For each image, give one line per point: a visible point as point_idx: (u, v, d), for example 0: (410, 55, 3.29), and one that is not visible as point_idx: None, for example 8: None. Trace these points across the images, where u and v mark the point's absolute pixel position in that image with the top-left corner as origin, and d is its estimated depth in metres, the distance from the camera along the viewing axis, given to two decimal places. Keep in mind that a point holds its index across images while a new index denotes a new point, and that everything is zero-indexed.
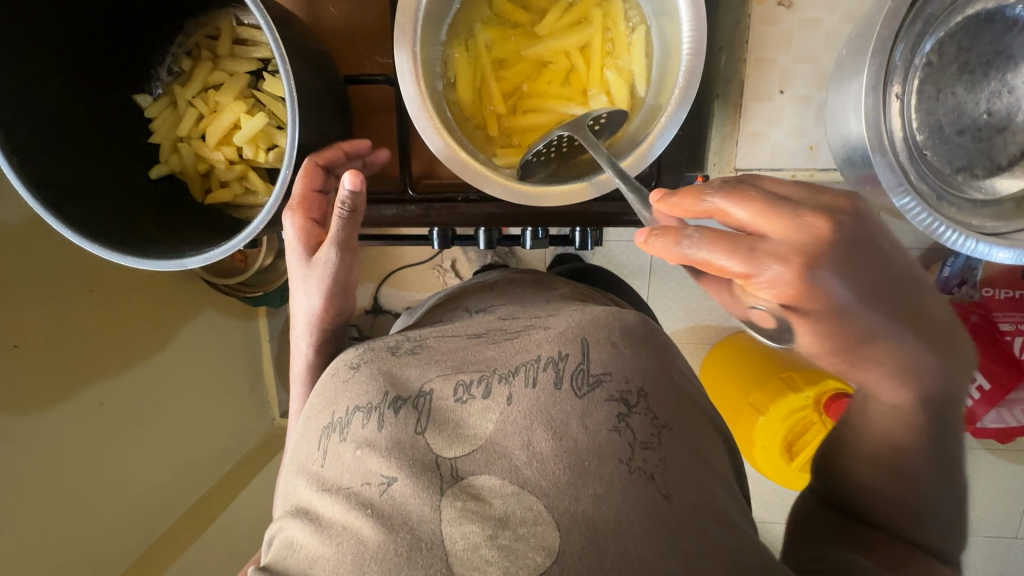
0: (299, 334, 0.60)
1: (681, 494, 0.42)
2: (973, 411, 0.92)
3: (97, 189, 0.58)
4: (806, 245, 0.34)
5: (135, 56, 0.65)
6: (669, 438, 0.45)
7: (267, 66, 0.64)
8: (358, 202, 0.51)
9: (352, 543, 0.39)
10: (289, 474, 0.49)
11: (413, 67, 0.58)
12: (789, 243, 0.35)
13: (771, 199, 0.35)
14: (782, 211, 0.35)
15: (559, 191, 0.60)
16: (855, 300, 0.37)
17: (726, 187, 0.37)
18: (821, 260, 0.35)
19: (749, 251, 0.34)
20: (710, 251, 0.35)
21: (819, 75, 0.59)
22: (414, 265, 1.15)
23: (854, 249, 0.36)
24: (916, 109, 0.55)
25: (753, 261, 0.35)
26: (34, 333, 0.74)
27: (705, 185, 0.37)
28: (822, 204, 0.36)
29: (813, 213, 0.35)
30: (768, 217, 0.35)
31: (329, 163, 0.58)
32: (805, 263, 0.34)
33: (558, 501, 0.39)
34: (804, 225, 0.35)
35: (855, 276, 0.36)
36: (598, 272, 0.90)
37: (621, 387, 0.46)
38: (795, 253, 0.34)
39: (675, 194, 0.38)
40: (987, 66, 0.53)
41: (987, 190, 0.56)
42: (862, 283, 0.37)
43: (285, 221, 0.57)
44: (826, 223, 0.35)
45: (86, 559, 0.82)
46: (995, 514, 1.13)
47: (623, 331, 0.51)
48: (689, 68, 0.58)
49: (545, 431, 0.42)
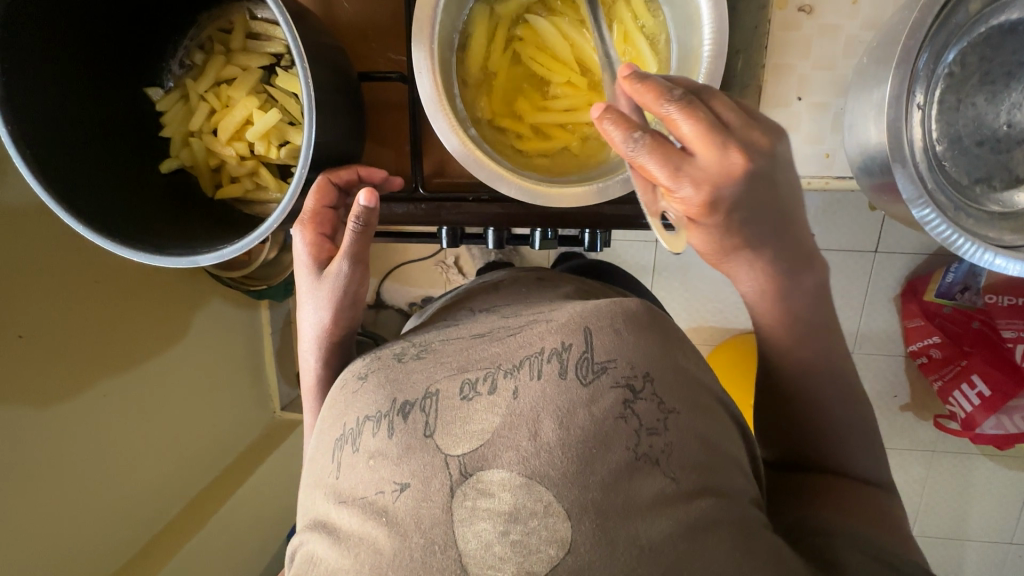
0: (308, 349, 0.60)
1: (688, 477, 0.42)
2: (972, 418, 0.93)
3: (110, 185, 0.58)
4: (723, 176, 0.39)
5: (146, 48, 0.64)
6: (675, 424, 0.44)
7: (280, 61, 0.63)
8: (371, 218, 0.53)
9: (368, 553, 0.40)
10: (306, 489, 0.49)
11: (430, 65, 0.58)
12: (706, 168, 0.39)
13: (711, 124, 0.38)
14: (718, 140, 0.38)
15: (572, 193, 0.60)
16: (738, 225, 0.42)
17: (683, 98, 0.39)
18: (727, 189, 0.39)
19: (675, 166, 0.38)
20: (643, 155, 0.38)
21: (837, 82, 0.59)
22: (417, 261, 1.15)
23: (755, 186, 0.40)
24: (936, 119, 0.55)
25: (676, 176, 0.38)
26: (40, 324, 0.74)
27: (667, 88, 0.39)
28: (750, 142, 0.40)
29: (739, 148, 0.39)
30: (702, 140, 0.38)
31: (345, 184, 0.59)
32: (716, 190, 0.39)
33: (566, 490, 0.39)
34: (726, 158, 0.38)
35: (749, 206, 0.41)
36: (604, 268, 0.90)
37: (626, 373, 0.45)
38: (706, 180, 0.38)
39: (642, 83, 0.39)
40: (1008, 76, 0.53)
41: (1005, 203, 0.55)
42: (758, 215, 0.43)
43: (296, 237, 0.58)
44: (747, 160, 0.39)
45: (88, 550, 0.82)
46: (991, 520, 1.14)
47: (627, 318, 0.49)
48: (709, 72, 0.57)
49: (552, 420, 0.42)
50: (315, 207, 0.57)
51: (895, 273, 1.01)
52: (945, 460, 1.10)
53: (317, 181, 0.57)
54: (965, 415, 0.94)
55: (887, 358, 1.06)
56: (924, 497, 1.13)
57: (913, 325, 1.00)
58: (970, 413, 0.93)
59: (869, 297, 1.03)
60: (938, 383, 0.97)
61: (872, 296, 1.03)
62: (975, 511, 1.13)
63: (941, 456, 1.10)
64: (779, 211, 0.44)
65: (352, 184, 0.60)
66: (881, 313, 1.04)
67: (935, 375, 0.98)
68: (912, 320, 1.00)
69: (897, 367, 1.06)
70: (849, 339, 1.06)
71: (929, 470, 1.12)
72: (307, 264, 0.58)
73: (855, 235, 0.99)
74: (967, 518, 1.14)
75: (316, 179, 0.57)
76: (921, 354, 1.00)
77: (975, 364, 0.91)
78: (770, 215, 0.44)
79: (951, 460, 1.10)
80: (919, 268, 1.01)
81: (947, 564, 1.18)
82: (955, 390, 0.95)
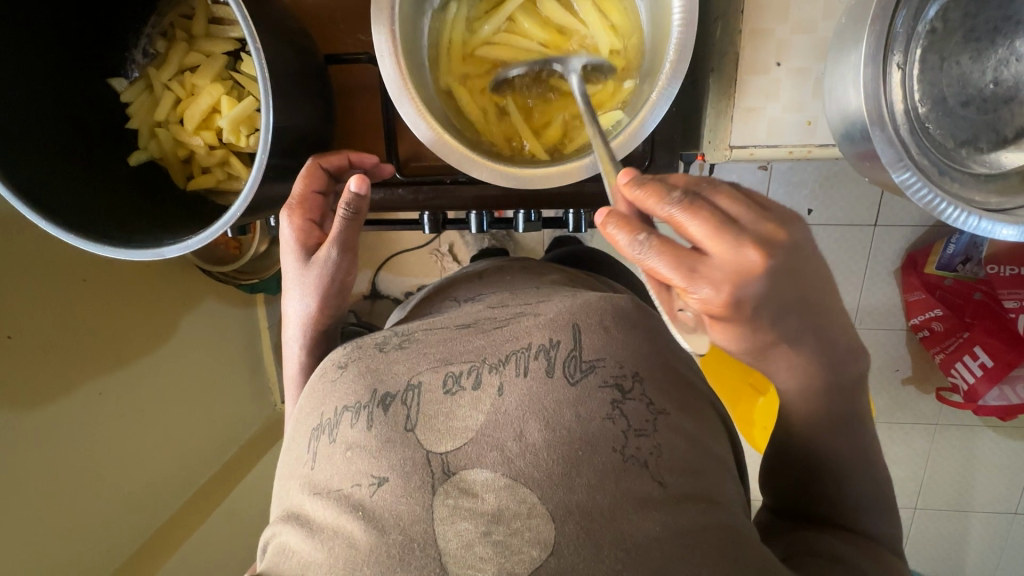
0: (290, 340, 0.59)
1: (675, 480, 0.41)
2: (975, 389, 0.92)
3: (77, 181, 0.57)
4: (743, 274, 0.34)
5: (106, 39, 0.63)
6: (664, 425, 0.43)
7: (245, 46, 0.62)
8: (362, 205, 0.52)
9: (343, 547, 0.39)
10: (282, 481, 0.48)
11: (391, 45, 0.56)
12: (723, 267, 0.34)
13: (721, 219, 0.34)
14: (729, 235, 0.34)
15: (547, 172, 0.58)
16: (765, 322, 0.37)
17: (685, 198, 0.35)
18: (752, 290, 0.34)
19: (688, 267, 0.34)
20: (656, 258, 0.34)
21: (818, 46, 0.57)
22: (410, 250, 1.13)
23: (797, 266, 0.37)
24: (919, 80, 0.53)
25: (691, 277, 0.34)
26: (29, 325, 0.73)
27: (667, 190, 0.35)
28: (767, 232, 0.35)
29: (756, 243, 0.34)
30: (716, 239, 0.34)
31: (335, 169, 0.59)
32: (738, 288, 0.34)
33: (552, 492, 0.38)
34: (743, 256, 0.34)
35: (777, 302, 0.36)
36: (593, 252, 0.88)
37: (615, 372, 0.44)
38: (728, 280, 0.34)
39: (640, 188, 0.36)
40: (994, 32, 0.51)
41: (991, 164, 0.54)
42: (797, 306, 0.38)
43: (283, 222, 0.57)
44: (765, 256, 0.34)
45: (88, 552, 0.81)
46: (996, 490, 1.12)
47: (614, 315, 0.49)
48: (680, 40, 0.55)
49: (538, 421, 0.41)
50: (303, 192, 0.57)
51: (895, 245, 0.99)
52: (947, 433, 1.09)
53: (307, 165, 0.57)
54: (967, 387, 0.93)
55: (888, 332, 1.04)
56: (927, 470, 1.12)
57: (913, 298, 0.98)
58: (972, 384, 0.92)
59: (869, 271, 1.01)
60: (941, 355, 0.96)
61: (871, 269, 1.01)
62: (979, 482, 1.12)
63: (944, 429, 1.09)
64: (811, 301, 0.39)
65: (342, 170, 0.60)
66: (881, 286, 1.02)
67: (938, 347, 0.96)
68: (912, 293, 0.98)
69: (898, 341, 1.04)
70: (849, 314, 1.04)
71: (932, 443, 1.10)
72: (289, 245, 0.58)
73: (853, 208, 0.97)
74: (972, 489, 1.13)
75: (307, 163, 0.57)
76: (923, 327, 0.98)
77: (977, 335, 0.90)
78: (811, 305, 0.39)
79: (953, 432, 1.09)
80: (919, 240, 0.99)
81: (951, 534, 1.17)
82: (957, 361, 0.93)
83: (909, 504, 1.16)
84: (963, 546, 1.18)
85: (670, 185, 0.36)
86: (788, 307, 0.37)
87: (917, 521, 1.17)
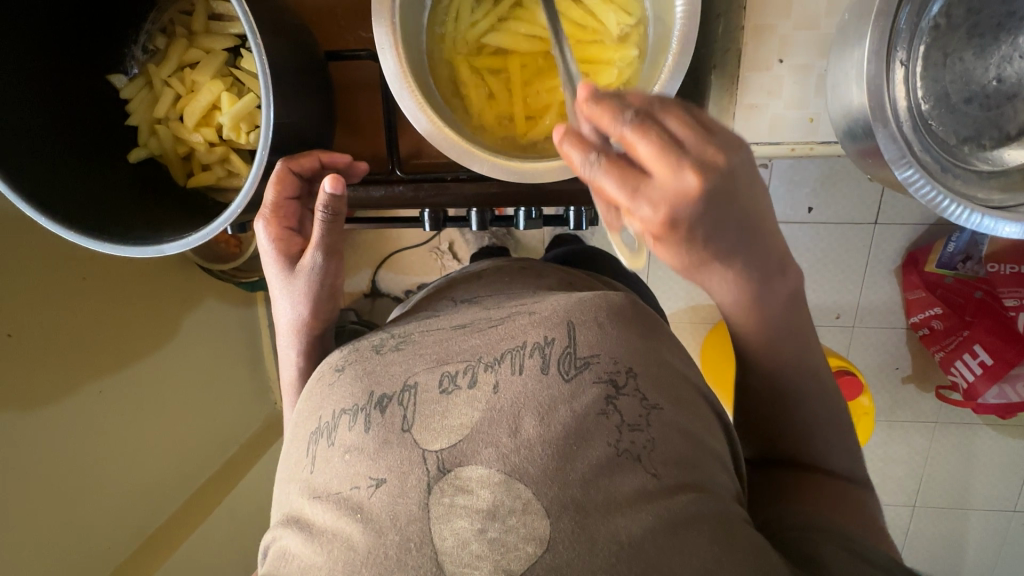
0: (286, 341, 0.59)
1: (671, 473, 0.41)
2: (974, 388, 0.92)
3: (78, 179, 0.57)
4: (682, 199, 0.33)
5: (106, 35, 0.63)
6: (659, 420, 0.43)
7: (245, 42, 0.62)
8: (340, 207, 0.51)
9: (342, 549, 0.39)
10: (283, 484, 0.48)
11: (392, 41, 0.56)
12: (664, 190, 0.33)
13: (667, 141, 0.33)
14: (673, 157, 0.33)
15: (548, 166, 0.58)
16: (710, 241, 0.37)
17: (637, 118, 0.34)
18: (691, 213, 0.34)
19: (631, 187, 0.33)
20: (600, 176, 0.34)
21: (819, 42, 0.57)
22: (411, 249, 1.13)
23: (737, 192, 0.35)
24: (922, 77, 0.52)
25: (633, 196, 0.33)
26: (30, 323, 0.73)
27: (620, 108, 0.34)
28: (710, 155, 0.34)
29: (699, 166, 0.33)
30: (658, 161, 0.33)
31: (308, 172, 0.57)
32: (674, 211, 0.34)
33: (546, 488, 0.38)
34: (683, 179, 0.33)
35: (718, 225, 0.36)
36: (593, 252, 0.88)
37: (609, 367, 0.44)
38: (667, 203, 0.33)
39: (591, 103, 0.34)
40: (998, 28, 0.51)
41: (995, 161, 0.54)
42: (735, 229, 0.37)
43: (260, 232, 0.55)
44: (705, 179, 0.33)
45: (87, 549, 0.81)
46: (995, 489, 1.12)
47: (610, 311, 0.49)
48: (682, 36, 0.55)
49: (533, 418, 0.41)
50: (276, 199, 0.55)
51: (896, 244, 0.99)
52: (947, 431, 1.09)
53: (277, 170, 0.55)
54: (967, 385, 0.92)
55: (888, 330, 1.04)
56: (927, 468, 1.12)
57: (914, 297, 0.98)
58: (972, 382, 0.92)
59: (870, 269, 1.01)
60: (941, 353, 0.96)
61: (872, 268, 1.01)
62: (978, 480, 1.12)
63: (944, 427, 1.09)
64: (752, 221, 0.38)
65: (315, 173, 0.58)
66: (881, 284, 1.02)
67: (938, 346, 0.96)
68: (912, 292, 0.98)
69: (898, 339, 1.04)
70: (849, 313, 1.04)
71: (932, 441, 1.10)
72: (268, 254, 0.56)
73: (855, 206, 0.97)
74: (971, 488, 1.13)
75: (277, 168, 0.55)
76: (923, 325, 0.98)
77: (976, 334, 0.90)
78: (751, 227, 0.38)
79: (953, 431, 1.09)
80: (920, 239, 0.99)
81: (950, 533, 1.17)
82: (957, 360, 0.93)
83: (908, 502, 1.15)
84: (962, 544, 1.18)
85: (626, 100, 0.34)
86: (727, 227, 0.37)
87: (917, 519, 1.17)
